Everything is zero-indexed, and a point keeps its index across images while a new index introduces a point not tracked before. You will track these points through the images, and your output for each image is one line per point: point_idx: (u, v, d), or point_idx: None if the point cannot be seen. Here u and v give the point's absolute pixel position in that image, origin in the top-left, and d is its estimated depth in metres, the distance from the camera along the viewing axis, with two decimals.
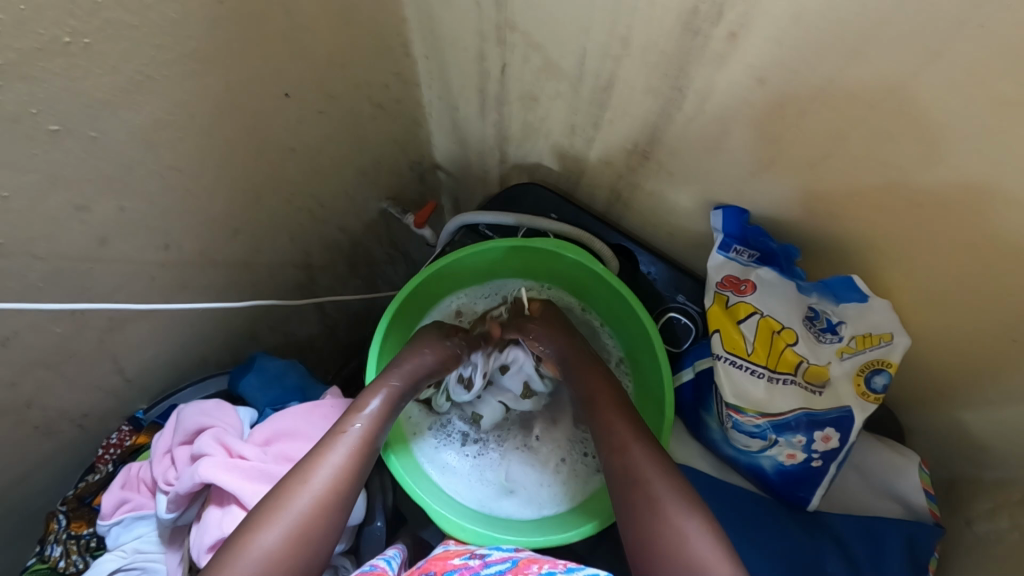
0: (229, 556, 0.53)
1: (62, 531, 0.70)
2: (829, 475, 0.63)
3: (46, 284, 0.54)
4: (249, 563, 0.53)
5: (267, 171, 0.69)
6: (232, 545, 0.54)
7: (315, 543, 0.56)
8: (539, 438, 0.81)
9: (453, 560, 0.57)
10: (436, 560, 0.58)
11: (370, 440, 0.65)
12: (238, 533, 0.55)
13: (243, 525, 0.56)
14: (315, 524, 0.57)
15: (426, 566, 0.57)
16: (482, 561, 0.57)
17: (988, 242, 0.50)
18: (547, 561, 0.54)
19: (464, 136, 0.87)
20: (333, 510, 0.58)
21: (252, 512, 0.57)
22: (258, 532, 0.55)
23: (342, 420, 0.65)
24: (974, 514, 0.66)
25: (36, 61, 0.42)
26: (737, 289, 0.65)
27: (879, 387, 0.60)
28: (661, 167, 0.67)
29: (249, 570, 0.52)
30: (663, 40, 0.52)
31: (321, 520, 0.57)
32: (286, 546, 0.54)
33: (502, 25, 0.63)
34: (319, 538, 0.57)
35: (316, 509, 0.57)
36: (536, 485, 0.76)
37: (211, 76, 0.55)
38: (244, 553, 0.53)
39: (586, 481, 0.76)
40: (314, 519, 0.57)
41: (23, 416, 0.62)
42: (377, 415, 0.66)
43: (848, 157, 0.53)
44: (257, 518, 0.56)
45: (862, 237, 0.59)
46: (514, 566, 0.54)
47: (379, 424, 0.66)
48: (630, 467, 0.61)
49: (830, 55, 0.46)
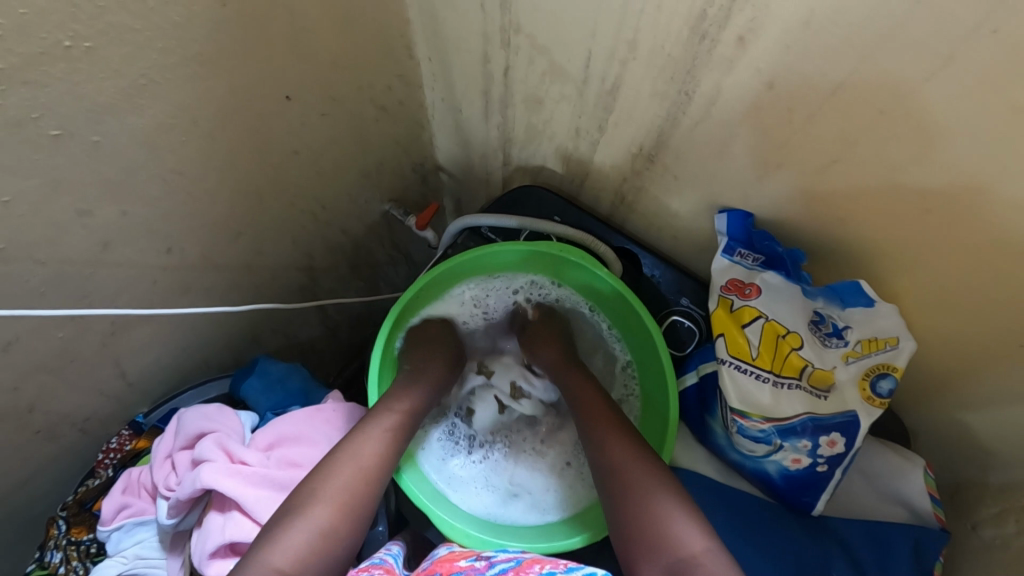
0: (286, 526, 0.55)
1: (62, 537, 0.69)
2: (835, 481, 0.63)
3: (48, 289, 0.54)
4: (309, 531, 0.55)
5: (269, 173, 0.69)
6: (286, 515, 0.56)
7: (363, 515, 0.59)
8: (545, 442, 0.82)
9: (460, 561, 0.57)
10: (441, 561, 0.58)
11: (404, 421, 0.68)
12: (292, 503, 0.57)
13: (293, 499, 0.58)
14: (364, 496, 0.60)
15: (432, 567, 0.57)
16: (488, 561, 0.56)
17: (996, 246, 0.50)
18: (549, 562, 0.54)
19: (467, 138, 0.87)
20: (377, 485, 0.61)
21: (299, 488, 0.59)
22: (313, 503, 0.57)
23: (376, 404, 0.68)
24: (980, 518, 0.65)
25: (39, 65, 0.41)
26: (742, 292, 0.65)
27: (884, 391, 0.59)
28: (666, 170, 0.67)
29: (308, 542, 0.54)
30: (671, 43, 0.52)
31: (368, 494, 0.60)
32: (340, 517, 0.57)
33: (507, 27, 0.63)
34: (366, 511, 0.59)
35: (363, 483, 0.60)
36: (542, 490, 0.77)
37: (214, 79, 0.54)
38: (303, 521, 0.55)
39: (590, 485, 0.76)
40: (362, 493, 0.60)
41: (25, 421, 0.61)
42: (409, 407, 0.69)
43: (855, 161, 0.52)
44: (308, 491, 0.58)
45: (869, 241, 0.59)
46: (517, 566, 0.54)
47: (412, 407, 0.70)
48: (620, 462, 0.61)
49: (839, 60, 0.45)
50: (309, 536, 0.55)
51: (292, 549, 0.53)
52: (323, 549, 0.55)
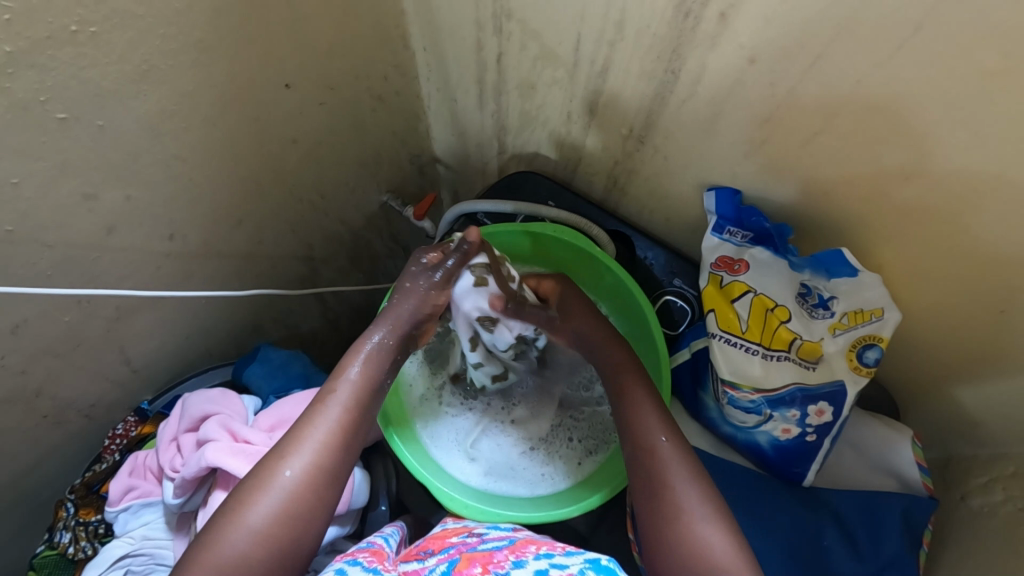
0: (220, 536, 0.55)
1: (70, 518, 0.71)
2: (823, 450, 0.65)
3: (54, 272, 0.56)
4: (234, 545, 0.54)
5: (269, 161, 0.70)
6: (215, 527, 0.56)
7: (301, 522, 0.57)
8: (516, 422, 0.81)
9: (451, 538, 0.59)
10: (434, 537, 0.60)
11: (360, 404, 0.63)
12: (228, 510, 0.56)
13: (228, 505, 0.57)
14: (303, 502, 0.58)
15: (425, 544, 0.58)
16: (479, 539, 0.58)
17: (979, 216, 0.52)
18: (545, 543, 0.54)
19: (463, 127, 0.88)
20: (320, 485, 0.59)
21: (237, 492, 0.58)
22: (244, 510, 0.56)
23: (330, 385, 0.64)
24: (969, 488, 0.67)
25: (46, 49, 0.43)
26: (731, 268, 0.67)
27: (871, 360, 0.61)
28: (656, 151, 0.69)
29: (238, 548, 0.54)
30: (656, 21, 0.54)
31: (308, 496, 0.58)
32: (272, 524, 0.56)
33: (499, 13, 0.65)
34: (307, 515, 0.58)
35: (302, 486, 0.58)
36: (519, 467, 0.77)
37: (215, 66, 0.56)
38: (231, 532, 0.55)
39: (565, 459, 0.78)
40: (301, 495, 0.58)
41: (33, 404, 0.63)
42: (360, 382, 0.64)
43: (837, 136, 0.54)
44: (242, 497, 0.57)
45: (854, 216, 0.60)
46: (511, 544, 0.55)
47: (370, 386, 0.64)
48: (655, 470, 0.60)
49: (818, 33, 0.47)
50: (237, 548, 0.54)
51: (215, 565, 0.53)
52: (250, 562, 0.54)
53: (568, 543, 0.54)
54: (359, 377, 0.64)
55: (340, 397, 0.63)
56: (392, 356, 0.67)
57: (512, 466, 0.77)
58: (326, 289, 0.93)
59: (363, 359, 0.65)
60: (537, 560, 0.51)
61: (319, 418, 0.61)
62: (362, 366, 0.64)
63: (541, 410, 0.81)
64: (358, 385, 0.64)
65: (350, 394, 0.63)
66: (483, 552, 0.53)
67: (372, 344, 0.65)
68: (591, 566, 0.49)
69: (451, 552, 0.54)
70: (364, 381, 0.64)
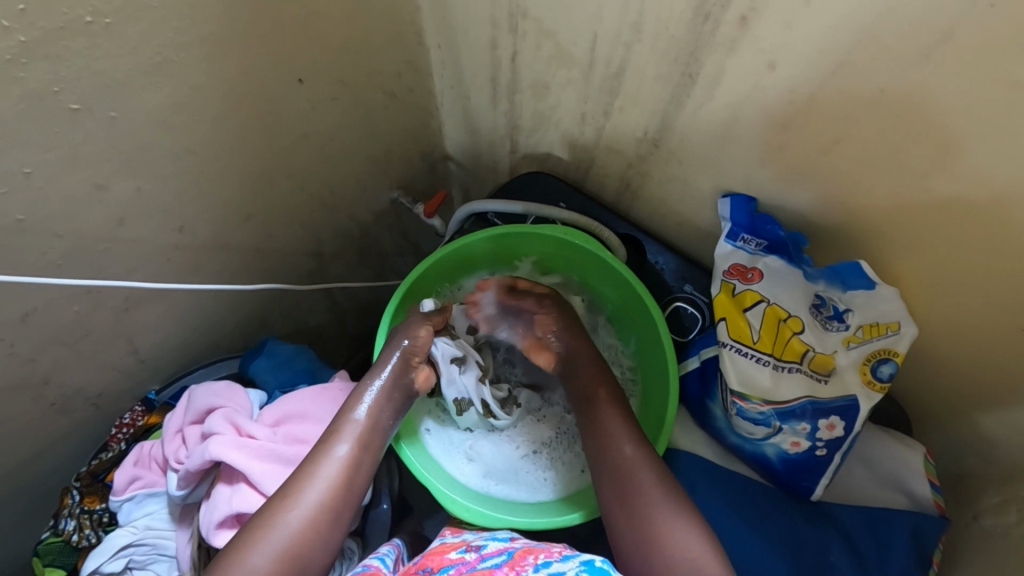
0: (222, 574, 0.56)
1: (75, 506, 0.71)
2: (834, 465, 0.63)
3: (64, 262, 0.55)
4: None
5: (280, 155, 0.70)
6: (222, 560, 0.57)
7: (304, 561, 0.58)
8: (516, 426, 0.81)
9: (450, 554, 0.57)
10: (431, 553, 0.57)
11: (364, 444, 0.65)
12: (231, 551, 0.57)
13: (233, 543, 0.58)
14: (306, 542, 0.59)
15: (421, 561, 0.56)
16: (478, 555, 0.56)
17: (1006, 232, 0.50)
18: (543, 552, 0.54)
19: (475, 126, 0.87)
20: (323, 525, 0.60)
21: (247, 528, 0.59)
22: (250, 549, 0.57)
23: (336, 425, 0.66)
24: (982, 508, 0.66)
25: (59, 40, 0.43)
26: (744, 277, 0.66)
27: (885, 376, 0.60)
28: (671, 155, 0.67)
29: None
30: (674, 24, 0.53)
31: (312, 536, 0.59)
32: (275, 564, 0.57)
33: (515, 12, 0.64)
34: (309, 555, 0.59)
35: (306, 527, 0.59)
36: (521, 470, 0.77)
37: (227, 61, 0.55)
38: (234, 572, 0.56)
39: (568, 468, 0.76)
40: (306, 534, 0.59)
41: (41, 393, 0.63)
42: (367, 423, 0.66)
43: (858, 142, 0.53)
44: (250, 535, 0.58)
45: (871, 226, 0.59)
46: (510, 559, 0.54)
47: (375, 428, 0.67)
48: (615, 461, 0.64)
49: (842, 38, 0.46)
50: None
51: None
52: None
53: (565, 548, 0.54)
54: (363, 420, 0.67)
55: (345, 436, 0.65)
56: (395, 398, 0.70)
57: (512, 471, 0.76)
58: (335, 285, 0.93)
59: (369, 401, 0.68)
60: (536, 572, 0.50)
61: (327, 457, 0.63)
62: (367, 407, 0.67)
63: (546, 416, 0.82)
64: (363, 425, 0.66)
65: (356, 434, 0.65)
66: (483, 571, 0.51)
67: (377, 386, 0.69)
68: (587, 569, 0.50)
69: (451, 573, 0.52)
70: (369, 422, 0.67)
